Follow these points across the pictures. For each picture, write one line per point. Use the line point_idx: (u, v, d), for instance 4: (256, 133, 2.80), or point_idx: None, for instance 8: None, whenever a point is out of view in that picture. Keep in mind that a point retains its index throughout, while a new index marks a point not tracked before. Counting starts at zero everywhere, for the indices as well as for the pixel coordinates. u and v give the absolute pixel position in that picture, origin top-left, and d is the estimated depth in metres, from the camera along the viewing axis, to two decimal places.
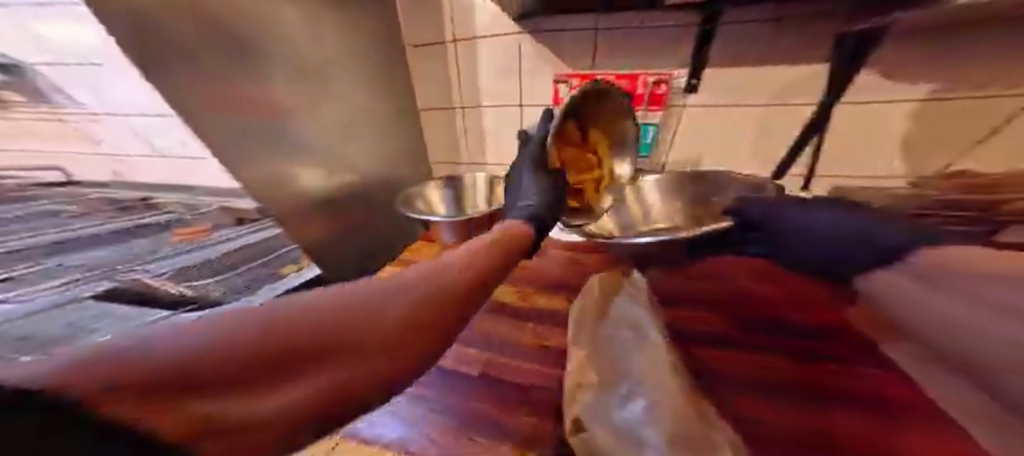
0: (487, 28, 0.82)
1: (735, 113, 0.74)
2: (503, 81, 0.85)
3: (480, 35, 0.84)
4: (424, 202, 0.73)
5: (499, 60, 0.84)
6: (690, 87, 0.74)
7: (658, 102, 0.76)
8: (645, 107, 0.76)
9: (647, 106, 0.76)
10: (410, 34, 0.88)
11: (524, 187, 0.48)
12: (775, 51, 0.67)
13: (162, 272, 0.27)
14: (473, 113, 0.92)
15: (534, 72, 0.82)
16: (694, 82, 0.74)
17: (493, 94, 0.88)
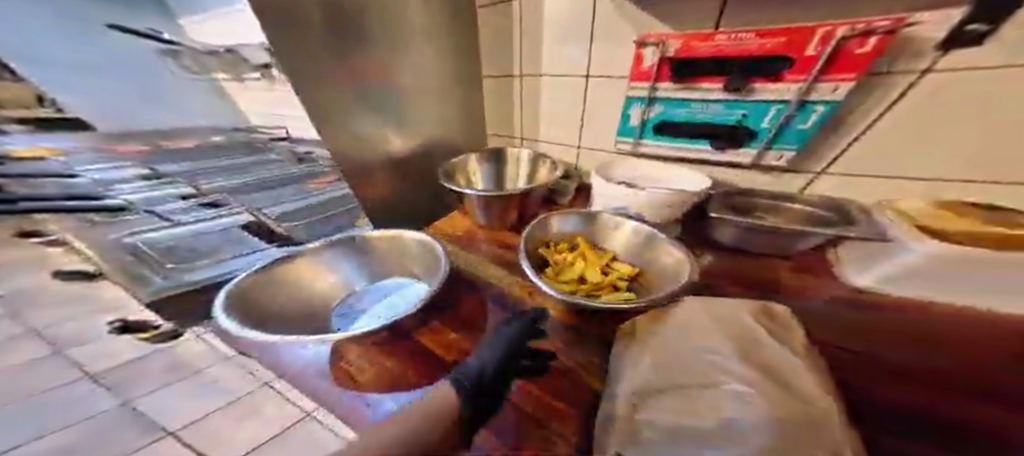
0: None
1: None
2: (574, 49, 0.64)
3: None
4: (465, 174, 0.71)
5: (576, 21, 0.61)
6: (960, 39, 0.33)
7: (853, 65, 0.37)
8: (812, 77, 0.40)
9: (817, 74, 0.40)
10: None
11: (342, 276, 0.49)
12: None
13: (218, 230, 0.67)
14: (540, 86, 0.73)
15: (610, 37, 0.58)
16: (977, 29, 0.32)
17: (560, 63, 0.67)
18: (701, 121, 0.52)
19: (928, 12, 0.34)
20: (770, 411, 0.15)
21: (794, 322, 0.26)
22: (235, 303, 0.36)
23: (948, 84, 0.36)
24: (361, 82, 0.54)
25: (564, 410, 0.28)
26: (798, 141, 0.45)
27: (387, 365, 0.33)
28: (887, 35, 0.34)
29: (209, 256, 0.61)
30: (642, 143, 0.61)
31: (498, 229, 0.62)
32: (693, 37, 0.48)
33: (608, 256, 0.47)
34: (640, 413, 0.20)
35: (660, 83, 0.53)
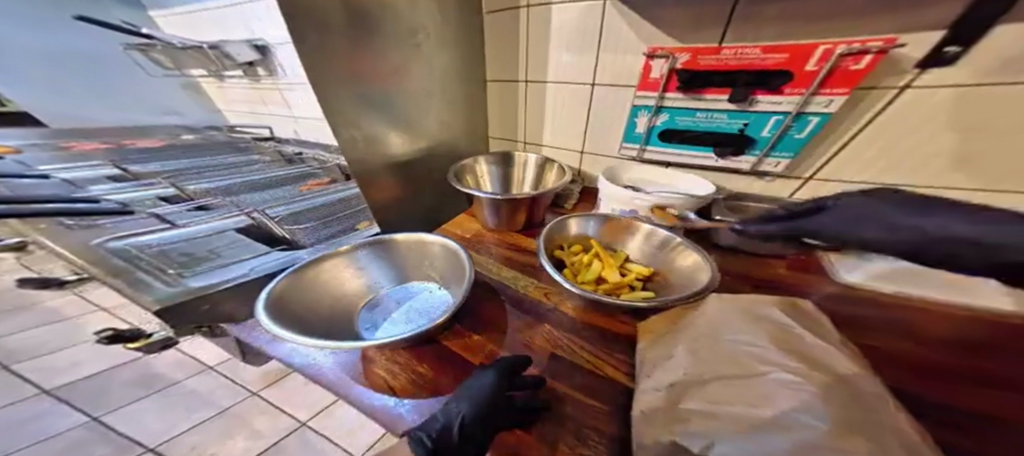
0: None
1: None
2: (581, 58, 0.65)
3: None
4: (473, 177, 0.71)
5: (582, 30, 0.63)
6: (936, 60, 0.38)
7: (847, 81, 0.42)
8: (812, 91, 0.44)
9: (815, 88, 0.44)
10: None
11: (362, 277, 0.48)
12: None
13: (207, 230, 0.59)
14: (545, 92, 0.75)
15: (616, 47, 0.60)
16: (951, 51, 0.37)
17: (566, 70, 0.69)
18: (704, 130, 0.55)
19: (910, 35, 0.38)
20: (822, 400, 0.17)
21: (816, 316, 0.28)
22: (273, 307, 0.35)
23: (925, 101, 0.40)
24: (372, 82, 0.53)
25: (596, 405, 0.29)
26: (793, 148, 0.49)
27: (417, 370, 0.33)
28: (879, 54, 0.39)
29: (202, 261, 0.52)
30: (647, 149, 0.63)
31: (507, 231, 0.62)
32: (700, 51, 0.50)
33: (623, 257, 0.48)
34: (685, 401, 0.21)
35: (667, 93, 0.56)
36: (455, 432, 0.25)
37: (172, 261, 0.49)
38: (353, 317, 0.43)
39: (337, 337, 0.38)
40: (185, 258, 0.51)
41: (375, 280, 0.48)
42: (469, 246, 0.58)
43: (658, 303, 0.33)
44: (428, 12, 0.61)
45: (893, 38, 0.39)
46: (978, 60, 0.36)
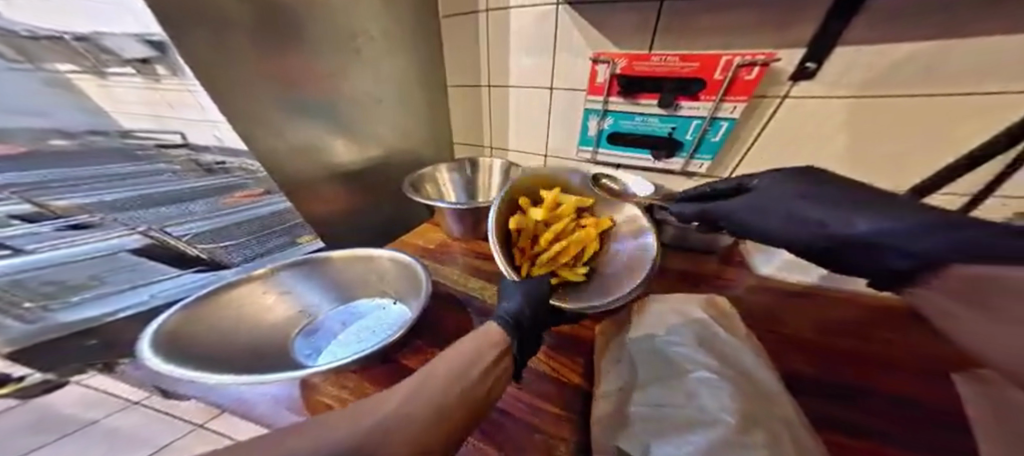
0: None
1: (875, 93, 0.44)
2: (536, 63, 0.67)
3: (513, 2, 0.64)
4: (431, 185, 0.69)
5: (536, 36, 0.64)
6: (801, 74, 0.47)
7: (745, 90, 0.48)
8: (720, 97, 0.50)
9: (723, 94, 0.50)
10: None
11: (302, 298, 0.44)
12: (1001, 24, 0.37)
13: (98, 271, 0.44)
14: (504, 96, 0.75)
15: (568, 56, 0.63)
16: (811, 67, 0.46)
17: (523, 75, 0.70)
18: (645, 134, 0.59)
19: (795, 52, 0.46)
20: (732, 397, 0.20)
21: (730, 312, 0.32)
22: (166, 343, 0.32)
23: (800, 111, 0.49)
24: (299, 90, 0.49)
25: (560, 413, 0.30)
26: (712, 150, 0.55)
27: (364, 387, 0.32)
28: (764, 67, 0.46)
29: (83, 291, 0.45)
30: (599, 152, 0.67)
31: (472, 240, 0.62)
32: (634, 57, 0.54)
33: (590, 221, 0.43)
34: (630, 405, 0.23)
35: (611, 98, 0.60)
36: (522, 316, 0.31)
37: (34, 293, 0.41)
38: (288, 346, 0.39)
39: (270, 365, 0.35)
40: (54, 290, 0.42)
41: (317, 299, 0.45)
42: (432, 257, 0.56)
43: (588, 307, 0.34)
44: (372, 9, 0.57)
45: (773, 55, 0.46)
46: (829, 76, 0.45)
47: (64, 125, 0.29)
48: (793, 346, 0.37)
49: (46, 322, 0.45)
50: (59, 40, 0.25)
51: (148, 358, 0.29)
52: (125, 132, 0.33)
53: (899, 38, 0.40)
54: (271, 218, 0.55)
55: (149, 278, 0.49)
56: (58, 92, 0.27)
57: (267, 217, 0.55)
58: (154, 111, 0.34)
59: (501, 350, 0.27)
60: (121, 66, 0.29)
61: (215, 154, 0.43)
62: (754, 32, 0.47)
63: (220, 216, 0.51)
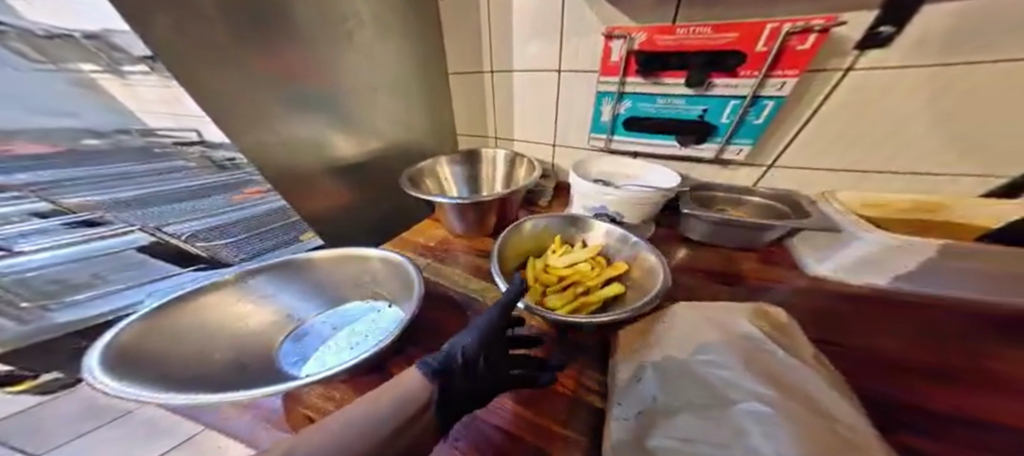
0: None
1: (967, 55, 0.35)
2: (543, 44, 0.61)
3: None
4: (433, 178, 0.65)
5: (542, 13, 0.58)
6: (872, 41, 0.39)
7: (796, 62, 0.41)
8: (764, 72, 0.43)
9: (768, 69, 0.43)
10: None
11: (291, 301, 0.42)
12: None
13: (110, 264, 0.46)
14: (509, 82, 0.70)
15: (578, 34, 0.57)
16: (885, 31, 0.38)
17: (528, 58, 0.64)
18: (668, 118, 0.53)
19: (853, 13, 0.38)
20: (794, 438, 0.14)
21: (787, 325, 0.27)
22: (124, 359, 0.29)
23: (863, 85, 0.41)
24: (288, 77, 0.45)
25: (567, 435, 0.25)
26: (752, 134, 0.48)
27: (348, 402, 0.29)
28: (822, 33, 0.38)
29: (83, 290, 0.47)
30: (615, 140, 0.61)
31: (476, 237, 0.58)
32: (657, 30, 0.47)
33: (592, 257, 0.42)
34: (650, 437, 0.18)
35: (628, 78, 0.53)
36: (463, 359, 0.25)
37: (34, 291, 0.43)
38: (273, 354, 0.37)
39: (252, 376, 0.33)
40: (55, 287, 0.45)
41: (310, 303, 0.43)
42: (433, 255, 0.53)
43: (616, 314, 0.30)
44: None
45: (838, 18, 0.38)
46: (906, 43, 0.37)
47: (93, 125, 0.31)
48: (864, 359, 0.31)
49: (40, 324, 0.45)
50: (71, 39, 0.23)
51: (100, 370, 0.26)
52: (145, 129, 0.34)
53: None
54: (269, 215, 0.53)
55: (151, 273, 0.52)
56: (82, 92, 0.28)
57: (264, 214, 0.53)
58: (170, 108, 0.34)
59: (424, 407, 0.21)
60: (135, 65, 0.28)
61: (224, 152, 0.41)
62: None
63: (216, 217, 0.50)
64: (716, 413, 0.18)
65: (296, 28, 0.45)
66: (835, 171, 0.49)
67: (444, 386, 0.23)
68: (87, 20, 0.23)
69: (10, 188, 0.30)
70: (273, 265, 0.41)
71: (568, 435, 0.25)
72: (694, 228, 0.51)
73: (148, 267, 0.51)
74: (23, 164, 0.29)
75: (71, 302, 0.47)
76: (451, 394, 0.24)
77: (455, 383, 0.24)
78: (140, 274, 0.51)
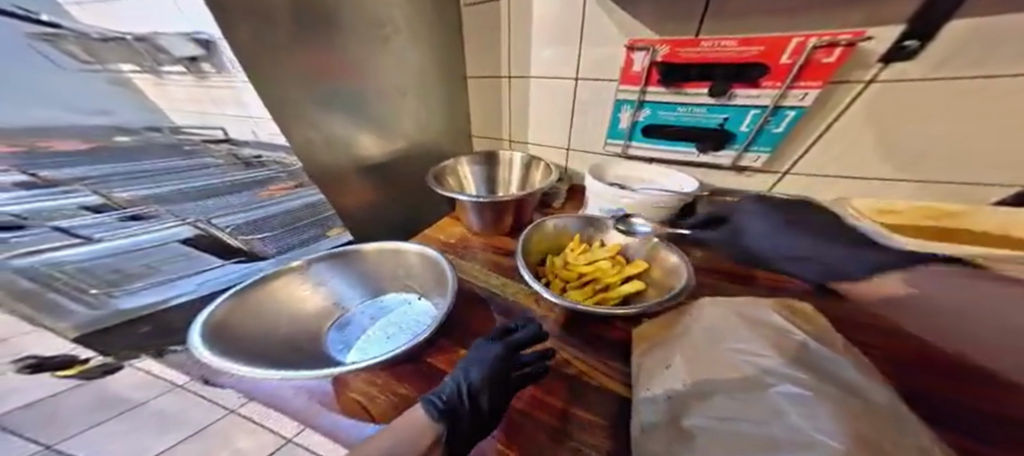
0: None
1: (986, 68, 0.36)
2: (563, 50, 0.63)
3: None
4: (454, 178, 0.68)
5: (563, 22, 0.60)
6: (898, 54, 0.40)
7: (819, 74, 0.43)
8: (788, 83, 0.45)
9: (791, 81, 0.44)
10: None
11: (332, 293, 0.45)
12: None
13: (157, 253, 0.44)
14: (527, 87, 0.72)
15: (598, 41, 0.59)
16: (911, 45, 0.39)
17: (547, 64, 0.67)
18: (686, 125, 0.55)
19: (876, 28, 0.40)
20: (834, 416, 0.16)
21: (810, 319, 0.28)
22: (215, 335, 0.32)
23: (883, 95, 0.43)
24: (329, 82, 0.49)
25: (593, 420, 0.27)
26: (769, 142, 0.50)
27: (394, 386, 0.31)
28: (849, 47, 0.40)
29: (140, 280, 0.45)
30: (631, 145, 0.63)
31: (492, 235, 0.61)
32: (679, 43, 0.50)
33: (611, 255, 0.44)
34: (687, 418, 0.19)
35: (649, 87, 0.55)
36: (465, 397, 0.26)
37: (100, 280, 0.42)
38: (320, 339, 0.40)
39: (303, 359, 0.36)
40: (115, 277, 0.43)
41: (348, 293, 0.46)
42: (455, 252, 0.56)
43: (640, 308, 0.32)
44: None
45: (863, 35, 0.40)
46: (931, 55, 0.38)
47: (128, 124, 0.30)
48: (884, 360, 0.32)
49: (105, 310, 0.46)
50: (123, 42, 0.26)
51: (195, 346, 0.30)
52: (172, 127, 0.34)
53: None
54: (304, 210, 0.56)
55: (199, 267, 0.51)
56: (120, 92, 0.28)
57: (302, 209, 0.55)
58: (199, 106, 0.34)
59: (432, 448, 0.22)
60: (173, 65, 0.30)
61: (256, 148, 0.44)
62: (819, 6, 0.41)
63: (260, 209, 0.51)
64: (750, 393, 0.19)
65: (338, 36, 0.48)
66: (849, 178, 0.50)
67: (451, 425, 0.24)
68: (130, 18, 0.25)
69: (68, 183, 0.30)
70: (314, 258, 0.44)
71: (596, 419, 0.28)
72: (712, 231, 0.53)
73: (193, 261, 0.49)
74: (66, 159, 0.28)
75: (130, 291, 0.45)
76: (457, 435, 0.24)
77: (460, 420, 0.24)
78: (187, 268, 0.49)
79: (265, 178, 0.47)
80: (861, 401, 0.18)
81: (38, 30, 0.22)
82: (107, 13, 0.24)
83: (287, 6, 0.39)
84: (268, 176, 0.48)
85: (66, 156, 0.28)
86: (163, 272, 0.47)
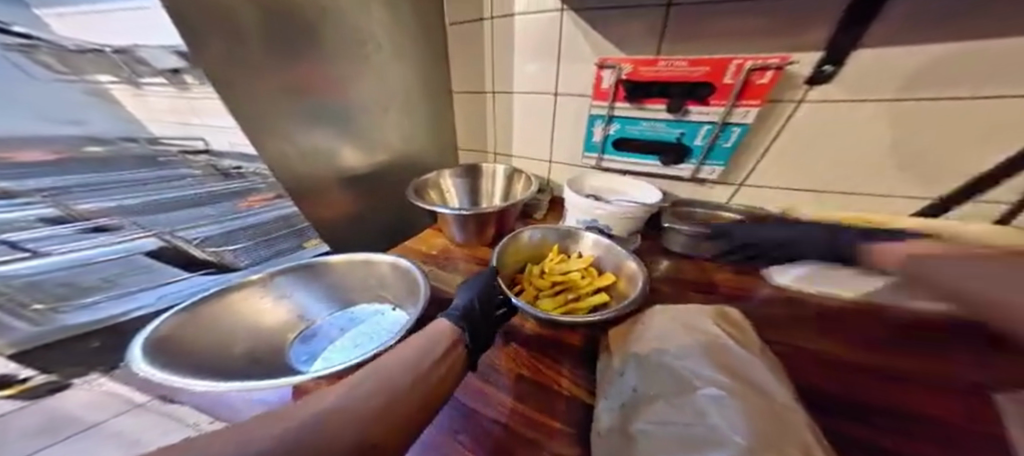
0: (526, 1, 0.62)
1: (908, 94, 0.41)
2: (542, 69, 0.67)
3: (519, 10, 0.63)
4: (438, 189, 0.70)
5: (541, 43, 0.64)
6: (818, 77, 0.45)
7: (757, 93, 0.47)
8: (732, 102, 0.48)
9: (734, 100, 0.48)
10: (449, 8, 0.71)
11: (298, 306, 0.45)
12: None
13: (114, 262, 0.39)
14: (510, 102, 0.75)
15: (574, 61, 0.62)
16: (828, 70, 0.44)
17: (528, 81, 0.70)
18: (650, 138, 0.58)
19: (802, 54, 0.44)
20: (743, 414, 0.18)
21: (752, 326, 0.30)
22: (165, 350, 0.31)
23: (813, 115, 0.47)
24: (310, 97, 0.50)
25: (558, 427, 0.28)
26: (722, 155, 0.53)
27: None
28: (779, 70, 0.44)
29: (94, 294, 0.39)
30: (605, 159, 0.66)
31: (476, 246, 0.62)
32: (640, 62, 0.53)
33: (581, 266, 0.46)
34: (633, 423, 0.20)
35: (616, 103, 0.59)
36: (477, 308, 0.35)
37: (46, 295, 0.35)
38: (284, 352, 0.40)
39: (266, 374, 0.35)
40: (71, 289, 0.36)
41: (316, 306, 0.46)
42: (436, 262, 0.57)
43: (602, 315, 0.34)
44: (382, 18, 0.58)
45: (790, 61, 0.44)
46: (845, 79, 0.43)
47: (101, 133, 0.31)
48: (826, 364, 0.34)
49: (51, 326, 0.37)
50: (102, 53, 0.29)
51: (141, 361, 0.29)
52: (152, 138, 0.35)
53: (921, 32, 0.37)
54: (280, 222, 0.55)
55: (162, 283, 0.45)
56: (95, 101, 0.29)
57: (278, 221, 0.54)
58: (178, 116, 0.36)
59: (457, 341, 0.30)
60: (153, 77, 0.33)
61: (232, 158, 0.44)
62: (766, 35, 0.45)
63: (231, 220, 0.49)
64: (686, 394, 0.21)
65: (321, 54, 0.50)
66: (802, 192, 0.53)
67: (467, 330, 0.32)
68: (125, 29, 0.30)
69: (21, 194, 0.28)
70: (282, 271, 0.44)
71: (553, 426, 0.28)
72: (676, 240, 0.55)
73: (150, 272, 0.43)
74: (30, 169, 0.27)
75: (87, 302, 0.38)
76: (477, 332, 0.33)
77: (476, 327, 0.33)
78: (147, 278, 0.43)
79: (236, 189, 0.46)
80: (754, 392, 0.20)
81: (9, 41, 0.23)
82: (88, 23, 0.27)
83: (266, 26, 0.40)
84: (235, 188, 0.46)
85: (22, 166, 0.27)
86: (120, 285, 0.40)
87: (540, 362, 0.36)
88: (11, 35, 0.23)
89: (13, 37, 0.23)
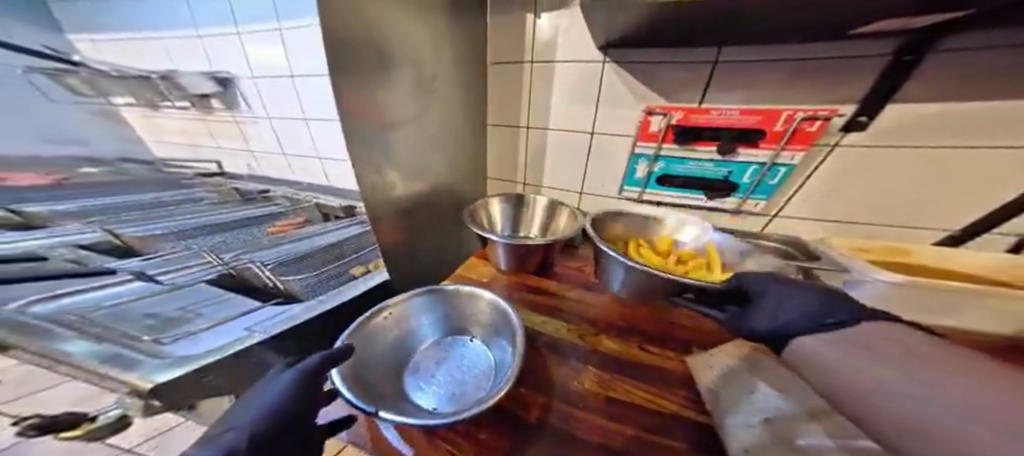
0: (571, 50, 0.68)
1: (907, 147, 0.52)
2: (580, 108, 0.73)
3: (561, 57, 0.70)
4: (488, 218, 0.74)
5: (581, 86, 0.71)
6: (854, 125, 0.54)
7: (805, 139, 0.57)
8: (781, 146, 0.58)
9: (785, 144, 0.58)
10: (491, 51, 0.77)
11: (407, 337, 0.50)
12: (1012, 89, 0.45)
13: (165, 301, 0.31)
14: (545, 137, 0.81)
15: (613, 104, 0.69)
16: (862, 119, 0.53)
17: (566, 118, 0.76)
18: (696, 176, 0.66)
19: (845, 106, 0.53)
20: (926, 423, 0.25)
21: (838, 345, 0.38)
22: (350, 378, 0.38)
23: (849, 156, 0.57)
24: (395, 134, 0.54)
25: (675, 444, 0.35)
26: (770, 190, 0.63)
27: (499, 424, 0.38)
28: (826, 121, 0.54)
29: (177, 331, 0.31)
30: (646, 192, 0.74)
31: (516, 274, 0.66)
32: (691, 111, 0.62)
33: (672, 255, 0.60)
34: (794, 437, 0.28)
35: (664, 144, 0.67)
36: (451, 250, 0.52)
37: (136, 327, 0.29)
38: (401, 380, 0.45)
39: (398, 399, 0.41)
40: (154, 324, 0.30)
41: (422, 334, 0.51)
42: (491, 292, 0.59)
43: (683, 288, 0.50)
44: (445, 62, 0.64)
45: (833, 114, 0.54)
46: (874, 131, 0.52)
47: (98, 151, 0.25)
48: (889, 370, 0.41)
49: (162, 359, 0.29)
50: (147, 79, 0.28)
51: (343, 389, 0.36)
52: (159, 163, 0.30)
53: (933, 99, 0.49)
54: (331, 254, 0.52)
55: (256, 317, 0.41)
56: (97, 119, 0.24)
57: (328, 252, 0.52)
58: (190, 138, 0.31)
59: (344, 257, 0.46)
60: (180, 101, 0.29)
61: (256, 183, 0.40)
62: (797, 92, 0.54)
63: (277, 246, 0.44)
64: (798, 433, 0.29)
65: (403, 97, 0.55)
66: (822, 219, 0.63)
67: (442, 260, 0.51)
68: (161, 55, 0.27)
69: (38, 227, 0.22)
70: (401, 302, 0.50)
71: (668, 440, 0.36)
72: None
73: (226, 305, 0.38)
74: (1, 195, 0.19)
75: (175, 339, 0.31)
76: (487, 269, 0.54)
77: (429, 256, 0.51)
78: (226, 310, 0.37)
79: (262, 215, 0.42)
80: None
81: (46, 64, 0.22)
82: (137, 52, 0.27)
83: (376, 76, 0.46)
84: (268, 211, 0.43)
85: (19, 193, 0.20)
86: (201, 318, 0.34)
87: (633, 385, 0.43)
88: (52, 56, 0.22)
89: (55, 59, 0.22)
